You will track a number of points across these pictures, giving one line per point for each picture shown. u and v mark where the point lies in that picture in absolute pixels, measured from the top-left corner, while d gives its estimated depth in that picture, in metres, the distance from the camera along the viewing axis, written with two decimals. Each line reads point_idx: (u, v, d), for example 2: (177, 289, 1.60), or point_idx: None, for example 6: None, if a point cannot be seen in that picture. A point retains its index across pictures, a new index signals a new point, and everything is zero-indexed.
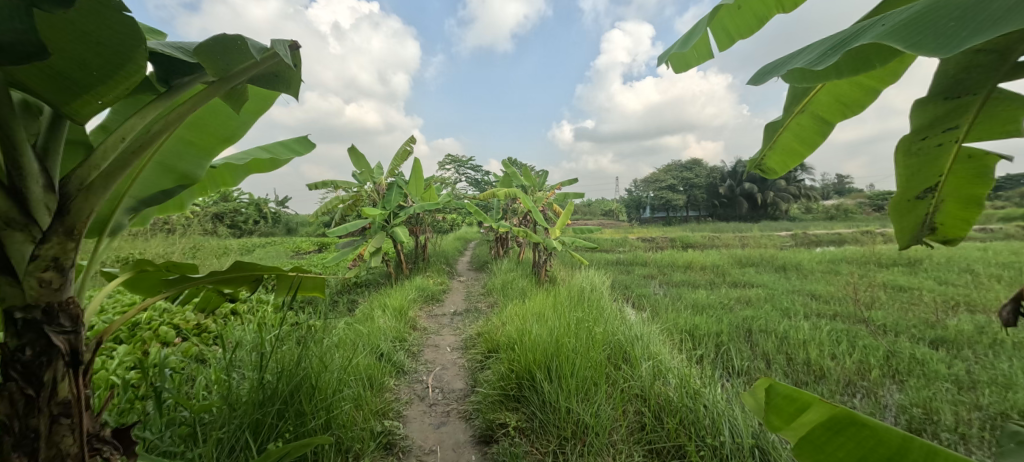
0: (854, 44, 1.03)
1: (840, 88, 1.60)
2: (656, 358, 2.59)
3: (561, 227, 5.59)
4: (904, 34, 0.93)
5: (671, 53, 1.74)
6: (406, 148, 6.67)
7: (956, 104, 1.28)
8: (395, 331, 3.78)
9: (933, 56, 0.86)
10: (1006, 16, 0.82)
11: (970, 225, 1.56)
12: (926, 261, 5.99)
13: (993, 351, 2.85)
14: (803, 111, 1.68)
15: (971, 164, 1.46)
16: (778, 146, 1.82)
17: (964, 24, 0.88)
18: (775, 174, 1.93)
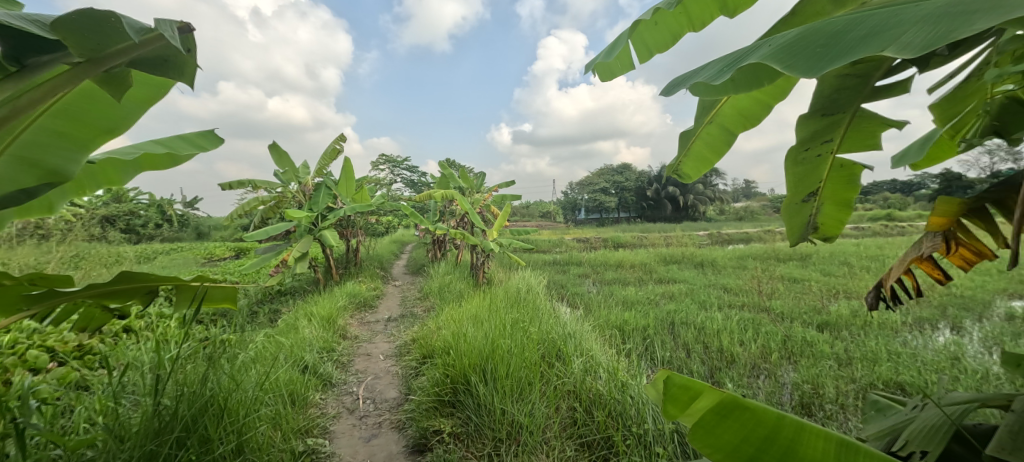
0: (743, 62, 1.12)
1: (741, 102, 1.73)
2: (588, 354, 2.65)
3: (498, 229, 5.56)
4: (783, 56, 1.03)
5: (598, 62, 1.80)
6: (335, 146, 6.28)
7: (830, 119, 1.45)
8: (322, 341, 3.53)
9: (803, 77, 0.96)
10: (858, 44, 0.93)
11: (844, 223, 1.74)
12: (815, 255, 6.79)
13: (865, 331, 3.29)
14: (711, 121, 1.80)
15: (843, 172, 1.65)
16: (692, 153, 1.95)
17: (827, 49, 0.98)
18: (689, 179, 2.05)
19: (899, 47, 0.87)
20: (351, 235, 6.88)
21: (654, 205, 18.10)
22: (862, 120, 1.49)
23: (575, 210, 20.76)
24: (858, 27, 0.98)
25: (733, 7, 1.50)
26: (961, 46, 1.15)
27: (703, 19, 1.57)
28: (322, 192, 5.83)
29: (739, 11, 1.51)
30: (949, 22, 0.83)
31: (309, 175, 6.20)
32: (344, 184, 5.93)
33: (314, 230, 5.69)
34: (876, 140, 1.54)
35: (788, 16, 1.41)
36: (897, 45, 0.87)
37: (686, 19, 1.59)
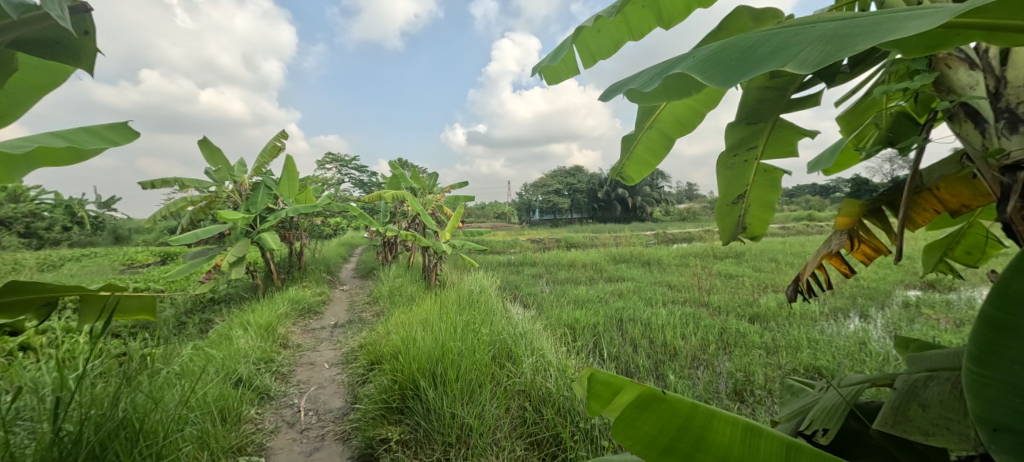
0: (670, 71, 1.19)
1: (678, 110, 1.82)
2: (538, 354, 2.67)
3: (452, 230, 5.43)
4: (703, 68, 1.10)
5: (543, 66, 1.82)
6: (275, 142, 5.89)
7: (753, 128, 1.57)
8: (259, 351, 3.29)
9: (719, 87, 1.03)
10: (766, 59, 1.01)
11: (769, 223, 1.80)
12: (748, 253, 7.32)
13: (790, 321, 3.60)
14: (651, 127, 1.90)
15: (766, 176, 1.75)
16: (634, 156, 2.03)
17: (741, 63, 1.06)
18: (631, 181, 2.13)
19: (797, 63, 0.95)
20: (293, 237, 6.49)
21: (604, 206, 18.67)
22: (782, 128, 1.60)
23: (526, 211, 20.93)
24: (766, 44, 1.06)
25: (669, 18, 1.55)
26: (861, 64, 1.29)
27: (642, 29, 1.61)
28: (262, 191, 5.46)
29: (675, 23, 1.57)
30: (838, 43, 0.91)
31: (246, 173, 5.77)
32: (285, 184, 5.67)
33: (253, 232, 5.30)
34: (794, 148, 1.62)
35: (714, 30, 1.52)
36: (797, 60, 0.96)
37: (626, 27, 1.64)
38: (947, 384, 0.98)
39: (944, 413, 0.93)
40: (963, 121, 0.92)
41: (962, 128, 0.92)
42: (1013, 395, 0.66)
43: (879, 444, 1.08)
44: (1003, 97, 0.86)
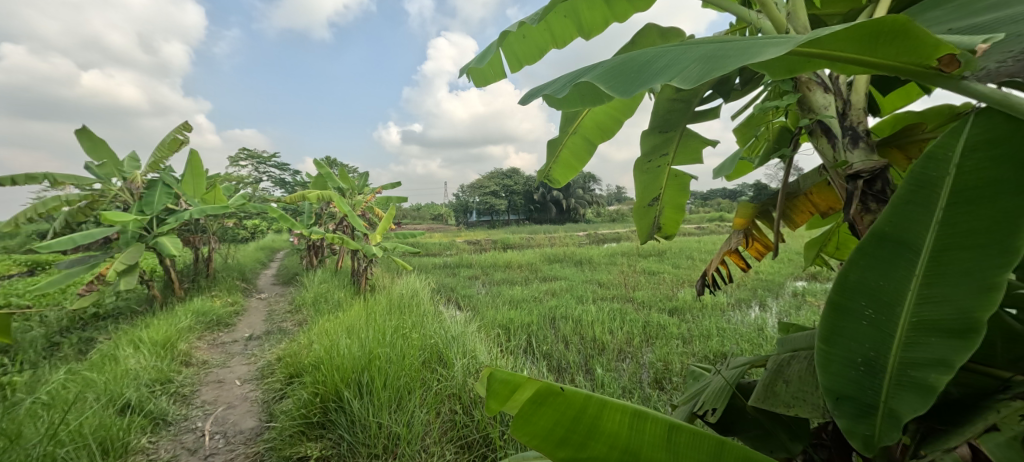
0: (580, 79, 1.24)
1: (598, 116, 1.85)
2: (470, 356, 2.64)
3: (383, 231, 5.11)
4: (607, 79, 1.17)
5: (469, 67, 1.78)
6: (177, 135, 5.19)
7: (664, 136, 1.69)
8: (155, 372, 2.87)
9: (619, 98, 1.11)
10: (657, 74, 1.09)
11: (679, 223, 1.91)
12: (669, 251, 7.89)
13: (703, 312, 3.93)
14: (575, 132, 1.91)
15: (675, 180, 1.83)
16: (559, 160, 2.04)
17: (638, 76, 1.14)
18: (559, 184, 2.13)
19: (681, 79, 1.04)
20: (198, 242, 5.77)
21: (539, 208, 19.07)
22: (689, 137, 1.70)
23: (456, 213, 20.68)
24: (658, 59, 1.15)
25: (589, 31, 1.60)
26: (750, 83, 1.45)
27: (564, 39, 1.66)
28: (158, 189, 4.78)
29: (594, 36, 1.62)
30: (714, 63, 1.01)
31: (138, 170, 5.01)
32: (190, 182, 5.00)
33: (147, 236, 4.61)
34: (699, 155, 1.74)
35: (626, 45, 1.61)
36: (682, 76, 1.04)
37: (549, 34, 1.66)
38: (805, 361, 1.14)
39: (803, 386, 1.08)
40: (818, 136, 1.06)
41: (817, 141, 1.06)
42: (851, 368, 0.78)
43: (755, 417, 1.21)
44: (847, 117, 1.02)
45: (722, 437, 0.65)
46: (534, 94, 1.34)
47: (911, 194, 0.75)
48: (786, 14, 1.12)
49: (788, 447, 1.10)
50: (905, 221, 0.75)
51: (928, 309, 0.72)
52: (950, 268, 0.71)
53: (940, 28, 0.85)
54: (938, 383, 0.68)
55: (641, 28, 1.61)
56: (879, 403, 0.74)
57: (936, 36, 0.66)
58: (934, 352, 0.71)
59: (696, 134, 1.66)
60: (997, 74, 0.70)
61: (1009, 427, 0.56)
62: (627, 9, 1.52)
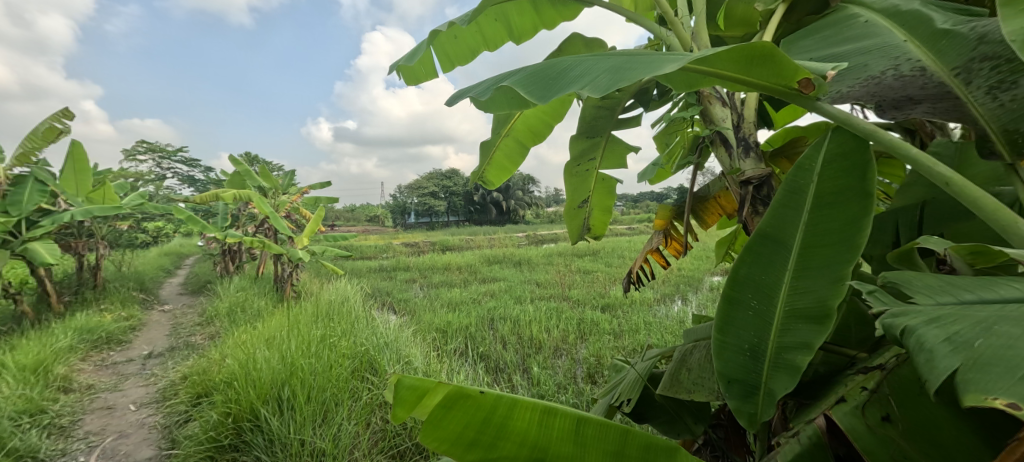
0: (503, 82, 1.26)
1: (530, 120, 1.83)
2: (405, 362, 2.54)
3: (310, 234, 4.74)
4: (528, 83, 1.20)
5: (398, 66, 1.68)
6: (55, 123, 4.44)
7: (592, 141, 1.75)
8: (22, 403, 2.42)
9: (536, 102, 1.14)
10: (571, 81, 1.14)
11: (608, 224, 1.99)
12: (602, 251, 8.21)
13: (632, 307, 4.14)
14: (507, 134, 1.88)
15: (604, 183, 1.91)
16: (493, 162, 1.98)
17: (556, 82, 1.17)
18: (493, 186, 2.07)
19: (592, 87, 1.08)
20: (82, 248, 4.98)
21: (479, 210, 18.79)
22: (614, 143, 1.78)
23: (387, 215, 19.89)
24: (574, 68, 1.20)
25: (520, 35, 1.63)
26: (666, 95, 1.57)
27: (496, 42, 1.65)
28: (29, 186, 4.05)
29: (523, 41, 1.65)
30: (621, 74, 1.07)
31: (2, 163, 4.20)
32: (71, 178, 4.41)
33: (13, 242, 3.88)
34: (622, 160, 1.83)
35: (553, 52, 1.66)
36: (593, 84, 1.09)
37: (481, 37, 1.64)
38: (704, 349, 1.24)
39: (701, 373, 1.17)
40: (716, 144, 1.18)
41: (717, 150, 1.18)
42: (739, 354, 0.87)
43: (662, 404, 1.30)
44: (741, 129, 1.12)
45: (622, 426, 0.68)
46: (456, 95, 1.33)
47: (786, 198, 0.86)
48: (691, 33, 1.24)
49: (692, 428, 1.22)
50: (780, 221, 0.86)
51: (796, 299, 0.83)
52: (813, 263, 0.82)
53: (805, 55, 0.99)
54: (802, 363, 0.78)
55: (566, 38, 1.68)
56: (761, 384, 0.83)
57: (794, 61, 0.76)
58: (801, 336, 0.80)
59: (621, 140, 1.74)
60: (846, 96, 0.83)
61: (852, 397, 0.66)
62: (554, 16, 1.59)
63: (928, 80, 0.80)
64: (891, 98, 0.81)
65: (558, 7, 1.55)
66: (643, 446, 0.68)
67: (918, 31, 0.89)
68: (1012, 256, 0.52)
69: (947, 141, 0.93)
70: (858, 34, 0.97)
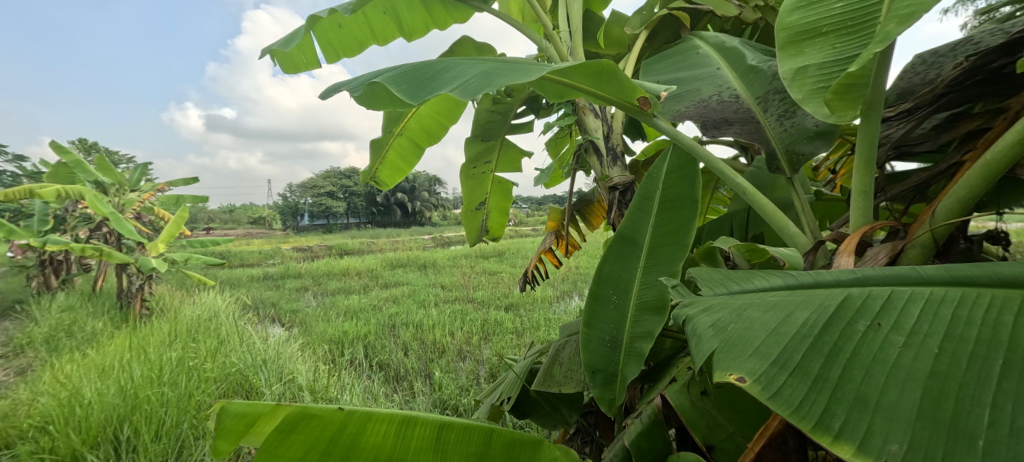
0: (374, 78, 1.20)
1: (424, 119, 1.74)
2: (287, 380, 2.12)
3: (170, 239, 3.83)
4: (399, 81, 1.15)
5: (273, 51, 1.50)
6: None
7: (486, 145, 1.75)
8: None
9: (409, 102, 1.08)
10: (444, 83, 1.10)
11: (505, 226, 1.99)
12: None
13: None
14: (400, 133, 1.78)
15: (499, 185, 1.90)
16: (387, 162, 1.87)
17: (429, 83, 1.14)
18: (387, 186, 1.96)
19: (461, 90, 1.04)
20: None
21: None
22: (508, 146, 1.80)
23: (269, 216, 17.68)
24: (450, 70, 1.18)
25: (410, 32, 1.57)
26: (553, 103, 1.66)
27: (386, 37, 1.57)
28: None
29: (415, 38, 1.60)
30: (491, 79, 1.06)
31: None
32: None
33: None
34: (518, 165, 1.86)
35: (445, 53, 1.64)
36: (464, 86, 1.06)
37: (369, 30, 1.55)
38: (574, 344, 1.33)
39: (571, 365, 1.25)
40: (589, 153, 1.28)
41: (590, 157, 1.28)
42: (602, 346, 0.94)
43: (538, 399, 1.35)
44: (610, 140, 1.23)
45: (481, 427, 0.69)
46: (331, 88, 1.24)
47: (638, 204, 0.98)
48: (569, 49, 1.32)
49: (567, 418, 1.30)
50: (634, 222, 0.97)
51: (646, 293, 0.93)
52: (657, 260, 0.93)
53: (655, 77, 1.14)
54: (646, 350, 0.88)
55: (457, 40, 1.67)
56: (617, 372, 0.91)
57: (634, 82, 0.85)
58: (647, 326, 0.90)
59: (512, 144, 1.78)
60: (681, 116, 0.99)
61: (681, 377, 0.77)
62: (445, 18, 1.56)
63: (739, 106, 0.97)
64: (712, 118, 0.96)
65: (449, 9, 1.53)
66: (507, 444, 0.70)
67: (736, 65, 1.07)
68: (774, 254, 0.65)
69: (764, 158, 1.14)
70: (699, 63, 1.14)
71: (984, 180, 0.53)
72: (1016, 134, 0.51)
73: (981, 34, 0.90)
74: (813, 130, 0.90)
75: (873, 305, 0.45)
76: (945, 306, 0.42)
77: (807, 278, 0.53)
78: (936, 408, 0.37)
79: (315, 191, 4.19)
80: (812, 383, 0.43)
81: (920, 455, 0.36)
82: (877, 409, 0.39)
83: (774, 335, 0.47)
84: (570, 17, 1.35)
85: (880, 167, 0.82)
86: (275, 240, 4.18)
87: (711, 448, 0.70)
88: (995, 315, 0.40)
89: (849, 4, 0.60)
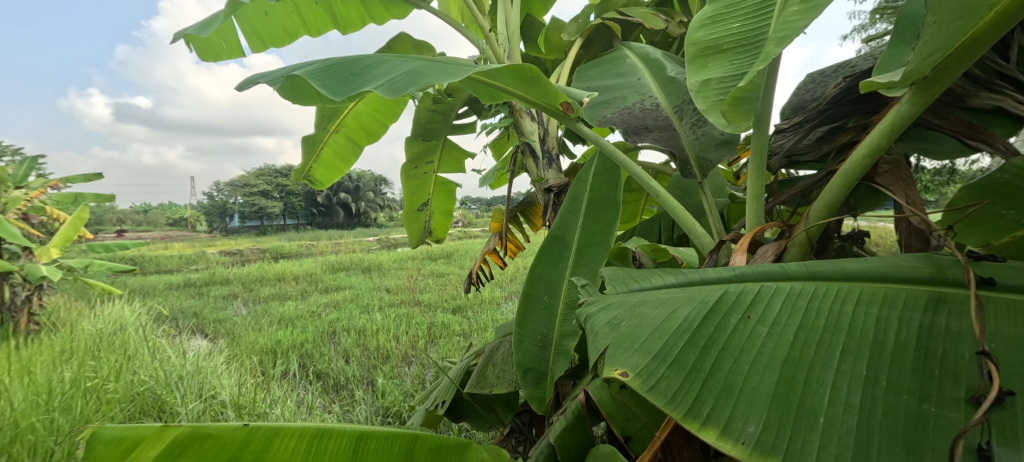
0: (294, 71, 1.13)
1: (362, 116, 1.68)
2: (208, 397, 1.78)
3: (65, 242, 3.26)
4: (321, 76, 1.09)
5: (187, 35, 1.36)
6: None
7: (428, 145, 1.71)
8: None
9: (332, 98, 1.02)
10: (370, 80, 1.05)
11: (449, 227, 1.97)
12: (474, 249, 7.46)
13: None
14: (337, 130, 1.68)
15: (442, 186, 1.86)
16: (321, 161, 1.76)
17: (355, 79, 1.09)
18: (322, 186, 1.85)
19: (386, 88, 1.01)
20: None
21: None
22: (451, 147, 1.77)
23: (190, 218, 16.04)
24: (376, 67, 1.13)
25: (344, 24, 1.50)
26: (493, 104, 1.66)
27: (318, 28, 1.49)
28: None
29: (350, 31, 1.54)
30: (417, 78, 1.03)
31: None
32: None
33: None
34: (462, 166, 1.82)
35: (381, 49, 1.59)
36: (391, 84, 1.03)
37: (300, 19, 1.45)
38: (508, 344, 1.34)
39: (504, 366, 1.26)
40: (526, 156, 1.29)
41: (526, 160, 1.30)
42: (533, 345, 0.95)
43: (472, 402, 1.34)
44: (546, 143, 1.26)
45: (402, 434, 0.68)
46: (248, 80, 1.15)
47: (568, 206, 1.01)
48: (506, 51, 1.33)
49: (502, 417, 1.31)
50: (563, 223, 1.00)
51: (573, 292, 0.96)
52: (584, 260, 0.95)
53: (585, 84, 1.19)
54: (571, 347, 0.91)
55: (395, 36, 1.62)
56: (548, 370, 0.93)
57: (556, 87, 0.88)
58: (573, 323, 0.94)
59: (454, 145, 1.75)
60: (605, 123, 1.04)
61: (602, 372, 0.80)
62: (382, 13, 1.51)
63: (659, 114, 1.03)
64: (633, 124, 1.02)
65: (386, 4, 1.48)
66: (431, 449, 0.69)
67: (658, 75, 1.14)
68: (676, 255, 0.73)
69: None
70: (626, 71, 1.19)
71: (844, 187, 0.61)
72: (866, 148, 0.59)
73: (858, 59, 1.02)
74: (720, 138, 0.97)
75: (744, 299, 0.50)
76: (802, 298, 0.48)
77: (695, 276, 0.56)
78: (788, 391, 0.42)
79: (246, 190, 3.72)
80: (687, 374, 0.46)
81: (771, 434, 0.40)
82: (739, 396, 0.43)
83: (659, 331, 0.50)
84: (507, 20, 1.36)
85: (772, 175, 0.91)
86: (199, 244, 3.32)
87: (629, 438, 0.74)
88: (839, 306, 0.46)
89: (745, 24, 0.65)
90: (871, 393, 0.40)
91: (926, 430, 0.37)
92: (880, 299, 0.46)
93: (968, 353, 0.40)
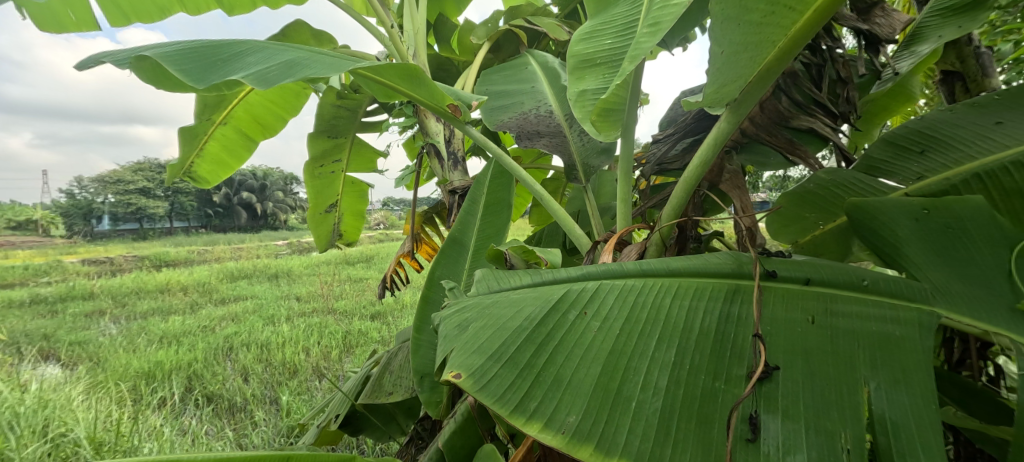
0: (144, 51, 0.98)
1: (255, 108, 1.52)
2: (56, 435, 1.42)
3: None
4: (179, 59, 0.95)
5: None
6: None
7: (335, 143, 1.60)
8: None
9: (193, 84, 0.90)
10: (240, 69, 0.95)
11: (361, 230, 1.85)
12: None
13: None
14: (224, 122, 1.50)
15: (352, 188, 1.75)
16: (206, 155, 1.55)
17: (222, 67, 0.97)
18: (207, 183, 1.63)
19: (257, 77, 0.91)
20: None
21: None
22: (359, 144, 1.67)
23: None
24: (249, 54, 1.03)
25: (230, 5, 1.34)
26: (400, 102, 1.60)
27: (196, 5, 1.30)
28: None
29: (237, 13, 1.37)
30: (295, 70, 0.95)
31: None
32: None
33: None
34: (373, 166, 1.74)
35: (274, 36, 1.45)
36: (264, 73, 0.93)
37: None
38: (404, 351, 1.30)
39: (400, 373, 1.21)
40: (430, 156, 1.27)
41: (431, 162, 1.28)
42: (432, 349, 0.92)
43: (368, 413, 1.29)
44: (451, 144, 1.24)
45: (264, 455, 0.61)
46: (90, 59, 0.98)
47: (467, 207, 1.01)
48: (411, 49, 1.29)
49: (402, 424, 1.29)
50: (461, 225, 1.00)
51: None
52: (481, 261, 0.96)
53: (484, 87, 1.20)
54: None
55: (291, 23, 1.49)
56: None
57: (441, 87, 0.87)
58: None
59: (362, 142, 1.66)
60: (501, 127, 1.07)
61: None
62: None
63: (551, 121, 1.08)
64: (527, 130, 1.06)
65: None
66: None
67: (553, 84, 1.19)
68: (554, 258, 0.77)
69: None
70: (525, 78, 1.23)
71: (685, 193, 0.68)
72: (700, 158, 0.67)
73: None
74: (602, 146, 1.05)
75: (581, 297, 0.53)
76: (631, 294, 0.53)
77: (546, 276, 0.59)
78: (609, 380, 0.46)
79: (119, 186, 2.59)
80: (521, 371, 0.48)
81: (589, 421, 0.44)
82: (566, 389, 0.46)
83: (503, 330, 0.52)
84: (412, 18, 1.32)
85: (646, 182, 0.99)
86: (51, 251, 2.29)
87: (513, 435, 0.76)
88: (660, 300, 0.52)
89: (615, 41, 0.70)
90: (676, 376, 0.46)
91: (715, 404, 0.44)
92: (692, 292, 0.52)
93: (749, 336, 0.49)
